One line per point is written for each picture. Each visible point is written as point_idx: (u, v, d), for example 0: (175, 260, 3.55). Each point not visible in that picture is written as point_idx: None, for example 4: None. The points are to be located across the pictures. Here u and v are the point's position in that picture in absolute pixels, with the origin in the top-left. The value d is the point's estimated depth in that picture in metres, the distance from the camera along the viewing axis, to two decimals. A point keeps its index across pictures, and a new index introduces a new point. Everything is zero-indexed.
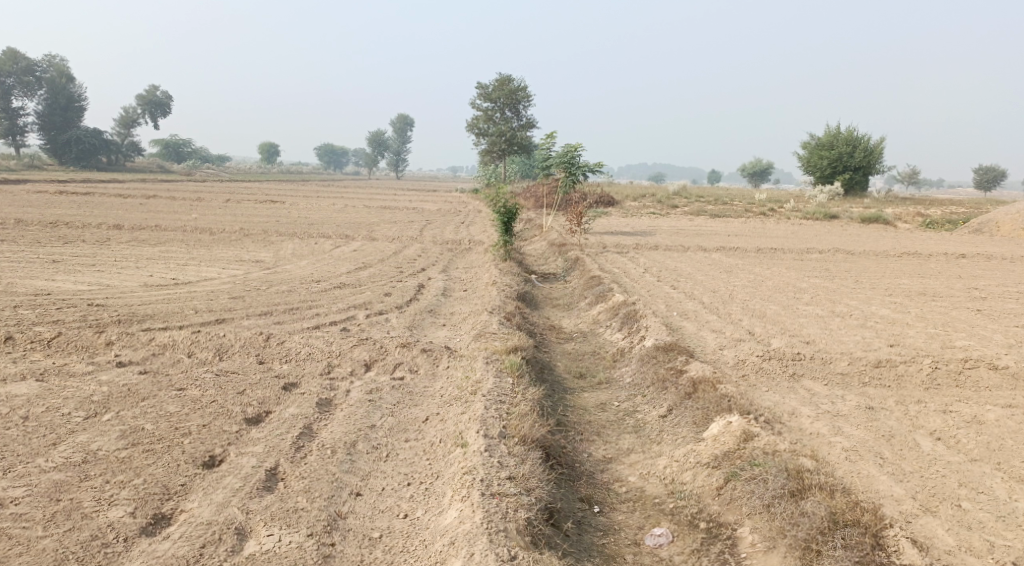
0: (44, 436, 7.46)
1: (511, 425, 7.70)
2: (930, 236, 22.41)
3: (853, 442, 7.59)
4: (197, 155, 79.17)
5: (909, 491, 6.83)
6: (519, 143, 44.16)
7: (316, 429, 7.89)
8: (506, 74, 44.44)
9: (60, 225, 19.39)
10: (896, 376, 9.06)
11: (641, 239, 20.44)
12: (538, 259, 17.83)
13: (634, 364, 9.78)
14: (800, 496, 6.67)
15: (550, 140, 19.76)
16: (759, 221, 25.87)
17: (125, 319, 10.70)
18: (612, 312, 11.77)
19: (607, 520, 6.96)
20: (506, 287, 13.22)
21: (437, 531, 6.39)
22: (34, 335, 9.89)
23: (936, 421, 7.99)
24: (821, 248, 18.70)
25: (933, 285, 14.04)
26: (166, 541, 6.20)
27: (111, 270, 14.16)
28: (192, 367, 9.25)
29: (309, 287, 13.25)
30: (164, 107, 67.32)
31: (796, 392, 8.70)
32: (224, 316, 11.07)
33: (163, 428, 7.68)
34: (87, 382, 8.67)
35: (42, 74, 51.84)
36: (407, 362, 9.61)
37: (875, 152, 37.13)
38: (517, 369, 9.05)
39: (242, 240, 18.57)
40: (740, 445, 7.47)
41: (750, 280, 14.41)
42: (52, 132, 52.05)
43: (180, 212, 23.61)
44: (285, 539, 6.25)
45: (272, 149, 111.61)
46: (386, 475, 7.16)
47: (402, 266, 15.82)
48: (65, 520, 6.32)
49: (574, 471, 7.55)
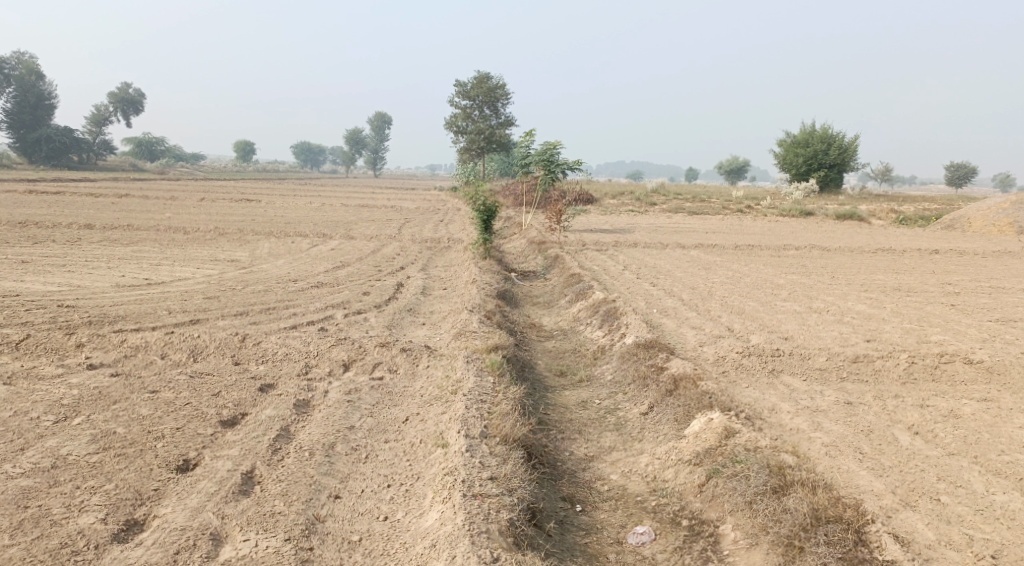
0: (12, 442, 7.29)
1: (492, 425, 7.64)
2: (904, 233, 22.65)
3: (833, 437, 7.61)
4: (171, 154, 78.32)
5: (889, 486, 6.85)
6: (498, 141, 44.08)
7: (294, 430, 7.79)
8: (483, 72, 44.32)
9: (30, 225, 19.08)
10: (873, 371, 9.10)
11: (620, 236, 20.46)
12: (518, 257, 17.79)
13: (614, 362, 9.76)
14: (782, 493, 6.68)
15: (528, 138, 19.73)
16: (736, 217, 26.00)
17: (97, 320, 10.52)
18: (592, 309, 11.74)
19: (589, 519, 6.92)
20: (486, 285, 13.16)
21: (418, 534, 6.32)
22: (3, 338, 9.69)
23: (914, 415, 8.03)
24: (797, 245, 18.81)
25: (908, 281, 14.15)
26: (138, 547, 6.08)
27: (82, 271, 13.94)
28: (166, 368, 9.10)
29: (286, 287, 13.10)
30: (138, 104, 66.59)
31: (776, 388, 8.72)
32: (199, 316, 10.91)
33: (136, 431, 7.54)
34: (57, 385, 8.50)
35: (9, 72, 51.06)
36: (386, 362, 9.52)
37: (849, 150, 37.43)
38: (497, 368, 8.99)
39: (217, 240, 18.35)
40: (722, 442, 7.47)
41: (728, 277, 14.45)
42: (21, 131, 51.21)
43: (154, 211, 23.31)
44: (262, 544, 6.15)
45: (248, 147, 110.87)
46: (366, 477, 7.07)
47: (380, 265, 15.71)
48: (34, 528, 6.18)
49: (556, 470, 7.51)
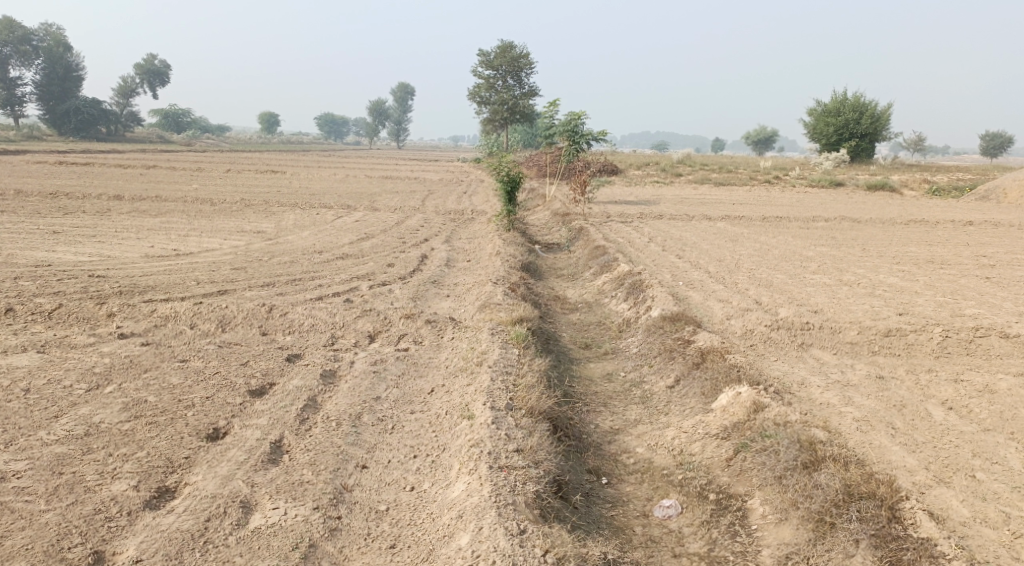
0: (46, 409, 7.39)
1: (518, 397, 7.62)
2: (937, 203, 22.18)
3: (864, 412, 7.50)
4: (197, 125, 78.66)
5: (922, 462, 6.75)
6: (521, 112, 43.78)
7: (321, 401, 7.82)
8: (507, 41, 43.87)
9: (60, 196, 19.26)
10: (906, 345, 8.95)
11: (646, 207, 20.25)
12: (542, 229, 17.67)
13: (640, 335, 9.68)
14: (813, 468, 6.60)
15: (552, 108, 19.50)
16: (764, 188, 25.65)
17: (127, 290, 10.60)
18: (617, 282, 11.64)
19: (615, 491, 6.90)
20: (509, 257, 13.09)
21: (445, 505, 6.31)
22: (35, 307, 9.81)
23: (948, 390, 7.90)
24: (827, 216, 18.51)
25: (941, 253, 13.86)
26: (170, 515, 6.14)
27: (111, 241, 14.05)
28: (195, 338, 9.17)
29: (311, 258, 13.12)
30: (164, 76, 66.95)
31: (805, 361, 8.61)
32: (227, 287, 10.97)
33: (166, 400, 7.61)
34: (89, 354, 8.60)
35: (38, 43, 51.22)
36: (411, 334, 9.53)
37: (882, 118, 36.66)
38: (522, 340, 8.96)
39: (243, 211, 18.42)
40: (750, 416, 7.39)
41: (755, 249, 14.24)
42: (50, 103, 51.50)
43: (181, 183, 23.45)
44: (291, 513, 6.19)
45: (272, 118, 110.91)
46: (392, 448, 7.09)
47: (404, 236, 15.68)
48: (68, 494, 6.27)
49: (581, 442, 7.47)
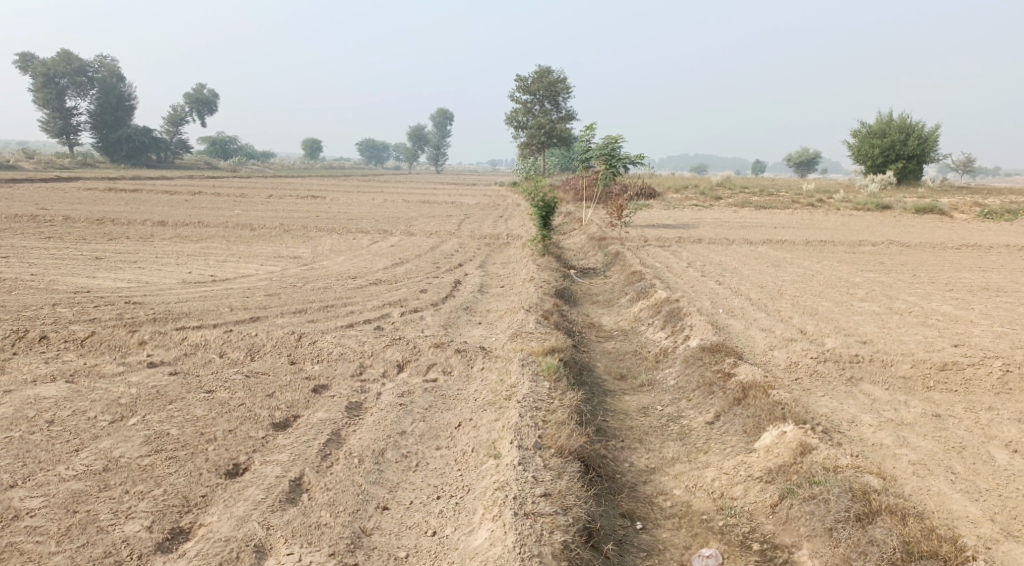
0: (67, 442, 7.21)
1: (547, 435, 7.25)
2: (990, 227, 21.40)
3: (920, 455, 7.00)
4: (243, 152, 79.98)
5: (987, 513, 6.25)
6: (559, 136, 43.63)
7: (344, 435, 7.53)
8: (545, 66, 43.74)
9: (106, 222, 19.41)
10: (963, 379, 8.40)
11: (684, 231, 19.83)
12: (578, 253, 17.32)
13: (678, 365, 9.23)
14: (867, 521, 6.14)
15: (589, 131, 19.23)
16: (808, 211, 25.05)
17: (161, 317, 10.48)
18: (654, 309, 11.22)
19: (650, 538, 6.49)
20: (544, 283, 12.75)
21: (467, 553, 5.97)
22: (69, 334, 9.70)
23: (1011, 431, 7.36)
24: (874, 240, 17.90)
25: (998, 280, 13.21)
26: (181, 560, 5.89)
27: (151, 267, 14.03)
28: (223, 368, 8.97)
29: (345, 284, 12.92)
30: (212, 104, 68.22)
31: (855, 397, 8.11)
32: (259, 314, 10.80)
33: (188, 433, 7.39)
34: (116, 384, 8.42)
35: (93, 74, 52.32)
36: (440, 363, 9.21)
37: (929, 140, 35.76)
38: (554, 373, 8.59)
39: (281, 236, 18.37)
40: (797, 459, 6.93)
41: (798, 275, 13.72)
42: (103, 131, 52.65)
43: (223, 208, 23.56)
44: (306, 559, 5.89)
45: (314, 144, 112.27)
46: (415, 487, 6.77)
47: (439, 262, 15.43)
48: (80, 535, 6.05)
49: (614, 483, 7.08)
